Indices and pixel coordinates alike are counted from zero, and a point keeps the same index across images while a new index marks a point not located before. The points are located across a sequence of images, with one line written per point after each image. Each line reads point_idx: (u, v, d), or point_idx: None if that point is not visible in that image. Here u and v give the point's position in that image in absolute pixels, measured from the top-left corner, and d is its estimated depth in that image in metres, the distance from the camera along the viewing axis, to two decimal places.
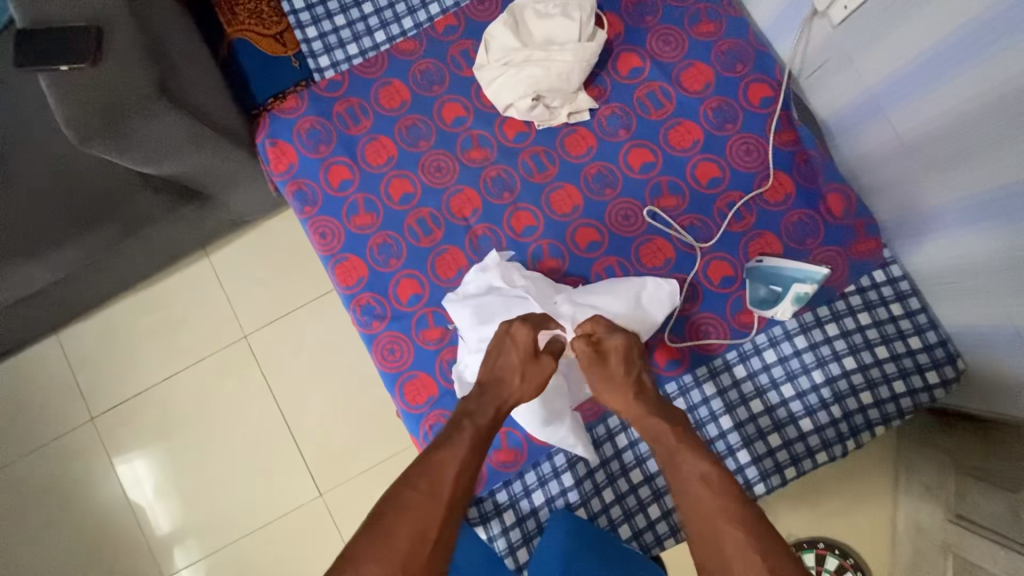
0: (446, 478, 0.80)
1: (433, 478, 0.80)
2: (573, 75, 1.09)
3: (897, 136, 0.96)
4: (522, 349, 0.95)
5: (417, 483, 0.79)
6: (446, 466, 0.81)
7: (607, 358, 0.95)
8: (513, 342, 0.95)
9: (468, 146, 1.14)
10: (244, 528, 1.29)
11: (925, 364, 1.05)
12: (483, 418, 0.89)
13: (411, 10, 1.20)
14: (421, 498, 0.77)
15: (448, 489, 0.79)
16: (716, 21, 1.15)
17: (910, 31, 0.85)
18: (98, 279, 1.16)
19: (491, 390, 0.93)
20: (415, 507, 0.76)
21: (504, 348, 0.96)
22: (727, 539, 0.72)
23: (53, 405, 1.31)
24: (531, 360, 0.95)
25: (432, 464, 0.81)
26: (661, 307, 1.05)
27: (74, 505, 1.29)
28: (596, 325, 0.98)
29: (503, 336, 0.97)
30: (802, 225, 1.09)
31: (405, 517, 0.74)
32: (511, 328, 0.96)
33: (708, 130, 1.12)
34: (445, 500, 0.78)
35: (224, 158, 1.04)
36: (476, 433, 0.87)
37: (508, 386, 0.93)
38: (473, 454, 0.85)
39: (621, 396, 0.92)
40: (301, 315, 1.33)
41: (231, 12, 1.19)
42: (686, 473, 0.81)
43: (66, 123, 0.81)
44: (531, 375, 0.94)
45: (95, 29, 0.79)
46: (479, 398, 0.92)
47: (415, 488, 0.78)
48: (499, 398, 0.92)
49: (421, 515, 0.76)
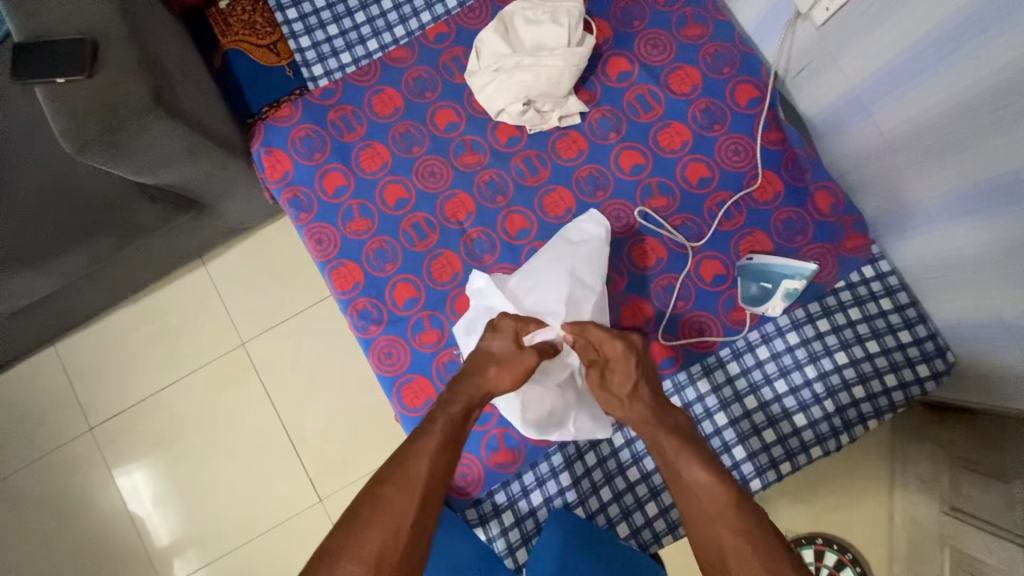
0: (420, 470, 0.81)
1: (409, 473, 0.80)
2: (563, 79, 1.10)
3: (882, 135, 0.99)
4: (505, 339, 0.97)
5: (391, 477, 0.80)
6: (419, 458, 0.82)
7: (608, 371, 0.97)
8: (497, 330, 0.97)
9: (461, 151, 1.15)
10: (245, 535, 1.29)
11: (916, 358, 1.06)
12: (459, 409, 0.90)
13: (403, 19, 1.22)
14: (395, 493, 0.78)
15: (422, 482, 0.80)
16: (702, 23, 1.17)
17: (890, 31, 0.88)
18: (96, 288, 1.17)
19: (465, 380, 0.93)
20: (390, 503, 0.76)
21: (490, 335, 0.97)
22: (728, 546, 0.72)
23: (52, 417, 1.31)
24: (513, 350, 0.96)
25: (408, 455, 0.82)
26: (587, 248, 1.06)
27: (73, 517, 1.29)
28: (600, 336, 0.97)
29: (490, 325, 0.99)
30: (791, 223, 1.11)
31: (381, 514, 0.75)
32: (495, 320, 0.99)
33: (696, 131, 1.14)
34: (419, 494, 0.79)
35: (220, 166, 1.05)
36: (449, 422, 0.88)
37: (485, 376, 0.93)
38: (447, 443, 0.85)
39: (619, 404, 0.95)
40: (297, 322, 1.34)
41: (224, 23, 1.21)
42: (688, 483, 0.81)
43: (63, 134, 0.82)
44: (509, 365, 0.93)
45: (90, 42, 0.82)
46: (453, 387, 0.92)
47: (389, 484, 0.79)
48: (475, 386, 0.92)
49: (394, 511, 0.76)
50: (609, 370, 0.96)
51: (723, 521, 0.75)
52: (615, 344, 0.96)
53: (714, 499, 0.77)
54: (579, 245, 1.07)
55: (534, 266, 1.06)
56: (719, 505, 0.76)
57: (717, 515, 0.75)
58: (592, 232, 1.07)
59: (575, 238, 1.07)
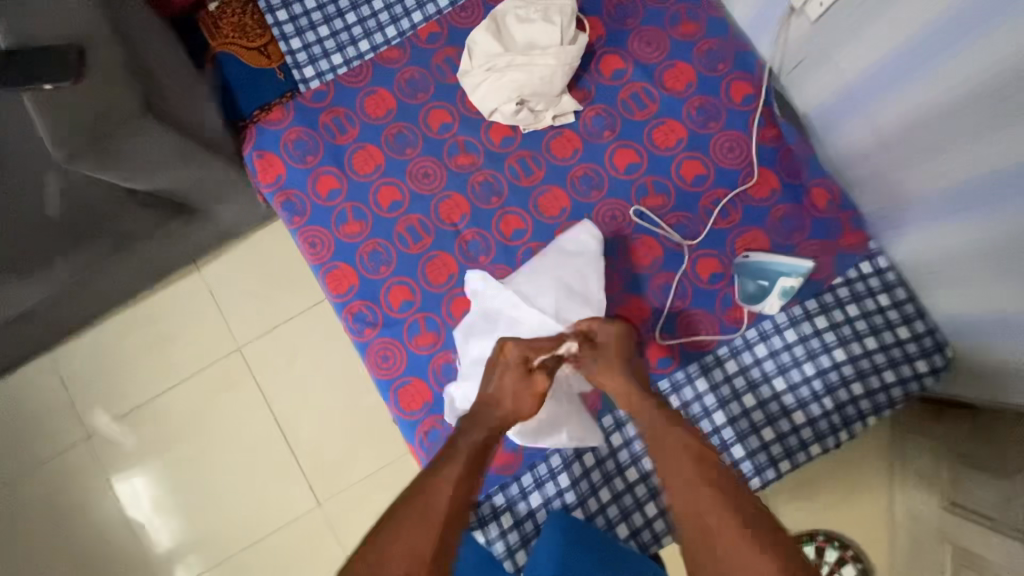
0: (444, 495, 0.76)
1: (429, 497, 0.75)
2: (556, 78, 1.09)
3: (877, 131, 0.98)
4: (513, 368, 0.95)
5: (411, 500, 0.74)
6: (445, 483, 0.78)
7: (601, 345, 0.98)
8: (501, 363, 0.97)
9: (455, 152, 1.15)
10: (243, 541, 1.29)
11: (914, 354, 1.06)
12: (478, 436, 0.87)
13: (394, 19, 1.21)
14: (419, 518, 0.72)
15: (445, 508, 0.74)
16: (695, 20, 1.16)
17: (883, 25, 0.87)
18: (90, 295, 1.16)
19: (484, 410, 0.92)
20: (410, 526, 0.71)
21: (498, 369, 0.96)
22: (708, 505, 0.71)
23: (47, 425, 1.31)
24: (524, 379, 0.95)
25: (433, 479, 0.78)
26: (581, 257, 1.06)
27: (70, 524, 1.28)
28: (592, 321, 1.00)
29: (496, 361, 0.97)
30: (787, 220, 1.10)
31: (402, 540, 0.69)
32: (501, 349, 0.99)
33: (691, 129, 1.13)
34: (441, 517, 0.73)
35: (213, 169, 1.04)
36: (473, 450, 0.85)
37: (503, 407, 0.92)
38: (470, 469, 0.82)
39: (613, 375, 0.93)
40: (292, 327, 1.33)
41: (214, 26, 1.20)
42: (674, 445, 0.81)
43: (53, 141, 0.82)
44: (523, 394, 0.94)
45: (76, 48, 0.81)
46: (473, 417, 0.90)
47: (409, 507, 0.74)
48: (494, 417, 0.91)
49: (415, 533, 0.70)
50: (603, 343, 0.98)
51: (712, 482, 0.75)
52: (611, 325, 0.99)
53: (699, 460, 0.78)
54: (574, 253, 1.06)
55: (530, 272, 1.07)
56: (704, 466, 0.77)
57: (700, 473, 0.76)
58: (587, 239, 1.07)
59: (570, 246, 1.07)
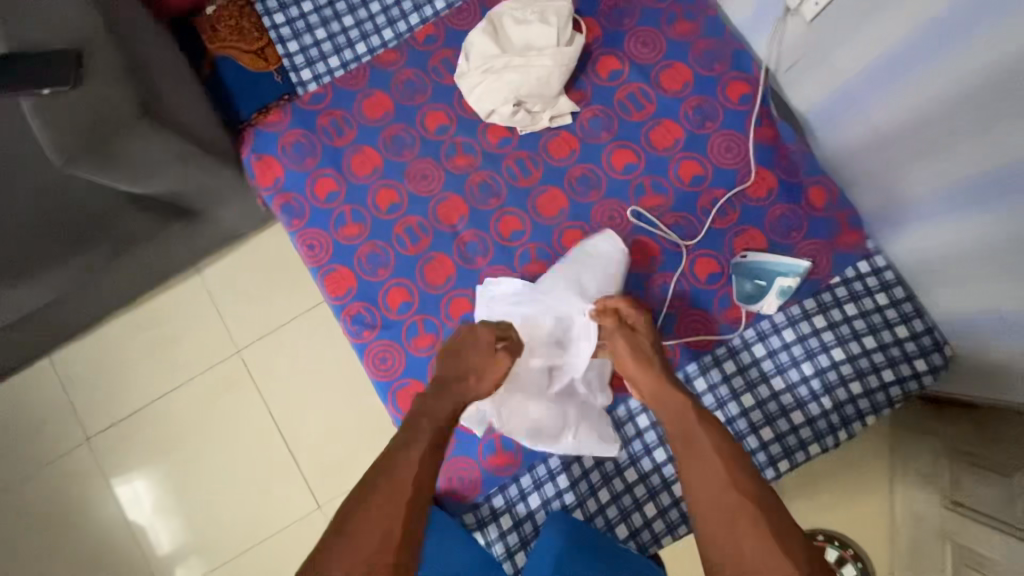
0: (407, 480, 0.80)
1: (394, 479, 0.79)
2: (553, 79, 1.09)
3: (874, 129, 0.98)
4: (483, 348, 0.98)
5: (378, 484, 0.78)
6: (406, 466, 0.81)
7: (637, 331, 0.99)
8: (474, 340, 0.98)
9: (452, 153, 1.15)
10: (244, 544, 1.29)
11: (913, 353, 1.06)
12: (440, 418, 0.90)
13: (391, 21, 1.21)
14: (381, 503, 0.76)
15: (410, 489, 0.79)
16: (692, 21, 1.17)
17: (880, 23, 0.87)
18: (90, 298, 1.16)
19: (451, 387, 0.94)
20: (381, 508, 0.75)
21: (467, 345, 0.98)
22: (738, 512, 0.74)
23: (48, 428, 1.31)
24: (491, 357, 0.97)
25: (395, 464, 0.81)
26: (600, 269, 1.06)
27: (72, 528, 1.29)
28: (620, 300, 1.01)
29: (466, 335, 1.00)
30: (785, 219, 1.10)
31: (369, 523, 0.74)
32: (475, 329, 1.00)
33: (688, 129, 1.13)
34: (407, 497, 0.78)
35: (213, 175, 1.05)
36: (436, 432, 0.88)
37: (468, 385, 0.95)
38: (432, 450, 0.86)
39: (645, 364, 0.95)
40: (292, 330, 1.33)
41: (212, 30, 1.20)
42: (703, 449, 0.83)
43: (51, 144, 0.82)
44: (487, 373, 0.96)
45: (75, 52, 0.81)
46: (437, 396, 0.92)
47: (377, 490, 0.77)
48: (458, 397, 0.93)
49: (382, 516, 0.75)
50: (639, 331, 0.99)
51: (740, 488, 0.77)
52: (638, 309, 1.01)
53: (728, 466, 0.80)
54: (593, 261, 1.06)
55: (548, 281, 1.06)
56: (733, 472, 0.79)
57: (730, 480, 0.78)
58: (606, 250, 1.07)
59: (586, 254, 1.06)
